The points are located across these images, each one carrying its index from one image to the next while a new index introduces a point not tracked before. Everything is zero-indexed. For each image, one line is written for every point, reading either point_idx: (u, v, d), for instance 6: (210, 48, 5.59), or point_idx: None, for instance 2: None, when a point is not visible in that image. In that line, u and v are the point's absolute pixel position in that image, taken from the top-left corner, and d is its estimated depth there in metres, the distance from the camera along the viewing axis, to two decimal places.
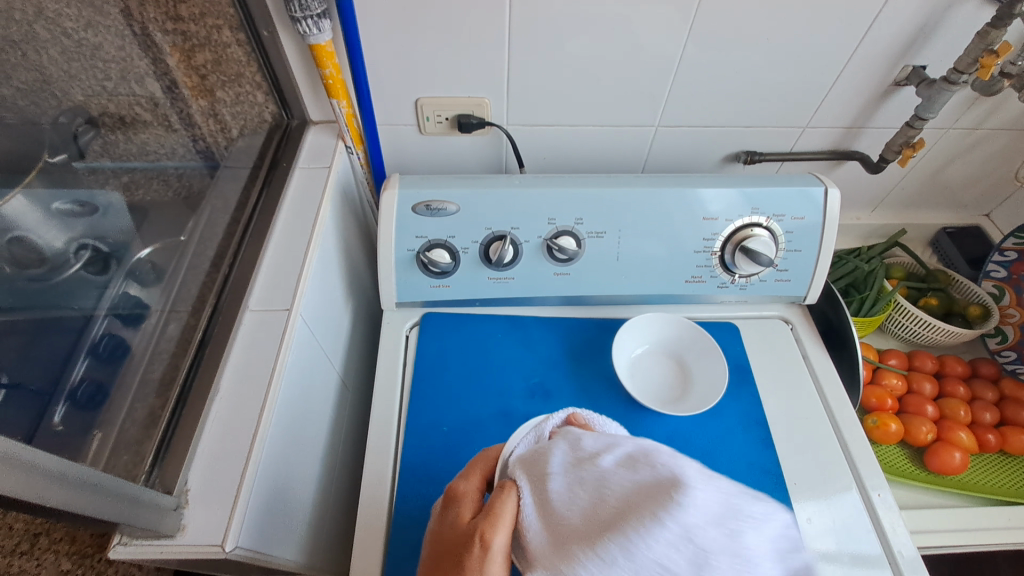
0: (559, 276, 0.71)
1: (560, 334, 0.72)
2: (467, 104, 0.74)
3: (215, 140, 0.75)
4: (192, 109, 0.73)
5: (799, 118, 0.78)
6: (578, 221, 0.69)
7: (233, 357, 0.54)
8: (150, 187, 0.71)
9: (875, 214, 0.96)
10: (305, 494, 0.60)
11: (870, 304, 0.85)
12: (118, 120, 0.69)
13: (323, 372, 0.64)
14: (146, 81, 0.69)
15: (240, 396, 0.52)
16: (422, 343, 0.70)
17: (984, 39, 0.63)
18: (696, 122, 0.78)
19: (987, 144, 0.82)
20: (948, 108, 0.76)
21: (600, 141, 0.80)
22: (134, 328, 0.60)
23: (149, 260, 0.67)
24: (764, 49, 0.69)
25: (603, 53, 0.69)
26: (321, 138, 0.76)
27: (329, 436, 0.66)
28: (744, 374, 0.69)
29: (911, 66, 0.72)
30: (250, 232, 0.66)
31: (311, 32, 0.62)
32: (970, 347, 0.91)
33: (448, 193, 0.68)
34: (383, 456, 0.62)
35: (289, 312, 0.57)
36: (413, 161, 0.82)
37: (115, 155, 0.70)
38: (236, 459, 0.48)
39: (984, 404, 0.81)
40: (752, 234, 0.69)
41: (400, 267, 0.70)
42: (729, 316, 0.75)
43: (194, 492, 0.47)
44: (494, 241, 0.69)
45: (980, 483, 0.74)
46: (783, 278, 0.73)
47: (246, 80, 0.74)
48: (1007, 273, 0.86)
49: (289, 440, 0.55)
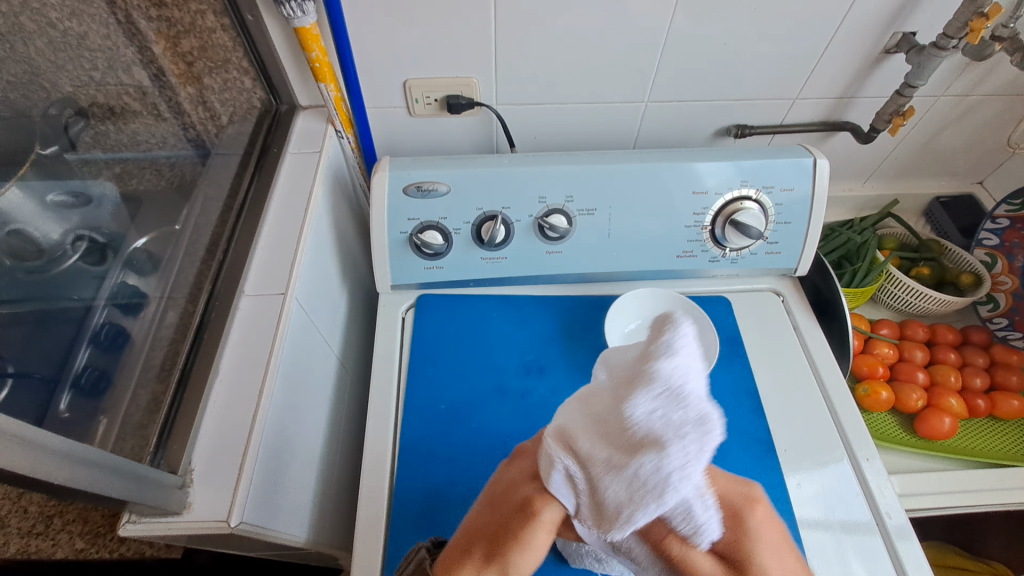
0: (551, 254, 0.71)
1: (554, 312, 0.72)
2: (456, 84, 0.74)
3: (205, 128, 0.75)
4: (180, 97, 0.72)
5: (790, 89, 0.78)
6: (568, 199, 0.69)
7: (231, 341, 0.55)
8: (142, 176, 0.72)
9: (866, 185, 0.95)
10: (308, 474, 0.61)
11: (861, 275, 0.86)
12: (107, 111, 0.69)
13: (321, 355, 0.65)
14: (132, 70, 0.68)
15: (240, 377, 0.53)
16: (417, 324, 0.71)
17: (974, 2, 0.61)
18: (684, 98, 0.78)
19: (982, 110, 0.81)
20: (939, 75, 0.75)
21: (590, 117, 0.80)
22: (133, 317, 0.61)
23: (145, 249, 0.68)
24: (753, 20, 0.69)
25: (591, 28, 0.69)
26: (311, 122, 0.76)
27: (331, 418, 0.68)
28: (735, 346, 0.70)
29: (902, 32, 0.71)
30: (243, 217, 0.66)
31: (295, 15, 0.61)
32: (962, 315, 0.92)
33: (437, 175, 0.67)
34: (383, 434, 0.63)
35: (284, 296, 0.58)
36: (403, 144, 0.82)
37: (107, 146, 0.69)
38: (238, 439, 0.50)
39: (974, 370, 0.82)
40: (742, 208, 0.70)
41: (393, 250, 0.70)
42: (721, 290, 0.76)
43: (198, 472, 0.48)
44: (485, 221, 0.69)
45: (969, 447, 0.75)
46: (774, 251, 0.73)
47: (234, 65, 0.73)
48: (1000, 241, 0.86)
49: (291, 421, 0.57)
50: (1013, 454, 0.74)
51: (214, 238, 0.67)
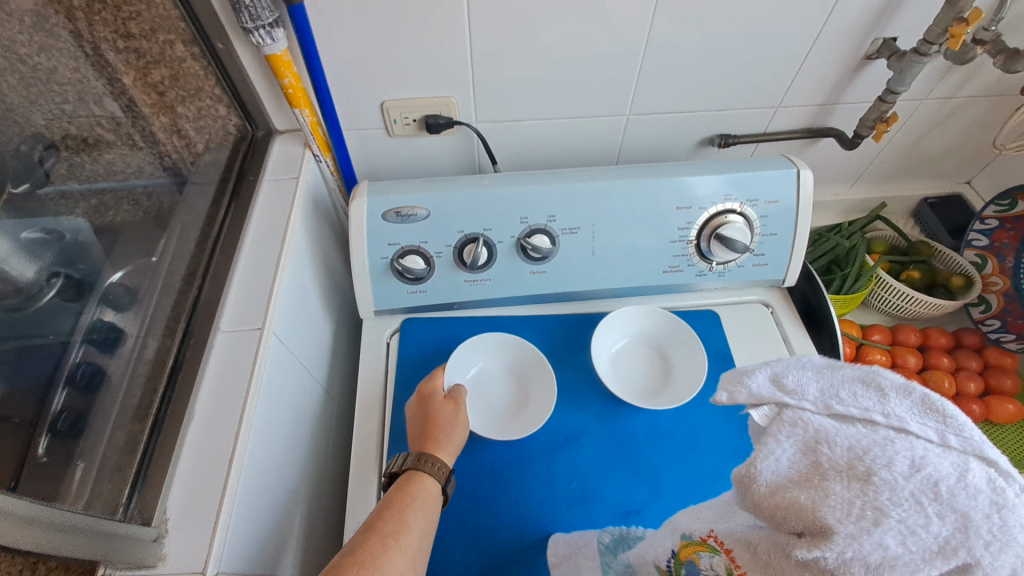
0: (535, 274, 0.70)
1: (540, 332, 0.71)
2: (434, 104, 0.73)
3: (180, 157, 0.74)
4: (154, 126, 0.71)
5: (773, 98, 0.77)
6: (550, 218, 0.68)
7: (207, 380, 0.54)
8: (120, 208, 0.69)
9: (854, 188, 0.95)
10: (292, 511, 0.60)
11: (851, 281, 0.85)
12: (81, 142, 0.66)
13: (303, 386, 0.64)
14: (104, 101, 0.67)
15: (217, 419, 0.52)
16: (402, 350, 0.70)
17: (953, 8, 0.61)
18: (666, 109, 0.77)
19: (967, 112, 0.80)
20: (921, 80, 0.74)
21: (572, 132, 0.79)
22: (110, 353, 0.59)
23: (122, 283, 0.65)
24: (732, 31, 0.68)
25: (568, 44, 0.68)
26: (287, 147, 0.74)
27: (315, 449, 0.67)
28: (724, 362, 0.69)
29: (881, 38, 0.70)
30: (219, 249, 0.65)
31: (265, 42, 0.60)
32: (954, 317, 0.91)
33: (416, 199, 0.66)
34: (368, 466, 0.62)
35: (262, 330, 0.57)
36: (384, 164, 0.81)
37: (82, 178, 0.66)
38: (214, 484, 0.48)
39: (967, 374, 0.82)
40: (727, 221, 0.69)
41: (375, 275, 0.69)
42: (709, 303, 0.75)
43: (174, 521, 0.47)
44: (467, 244, 0.68)
45: None
46: (760, 263, 0.72)
47: (206, 94, 0.72)
48: (989, 242, 0.86)
49: (271, 458, 0.56)
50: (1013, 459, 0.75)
51: (191, 268, 0.66)
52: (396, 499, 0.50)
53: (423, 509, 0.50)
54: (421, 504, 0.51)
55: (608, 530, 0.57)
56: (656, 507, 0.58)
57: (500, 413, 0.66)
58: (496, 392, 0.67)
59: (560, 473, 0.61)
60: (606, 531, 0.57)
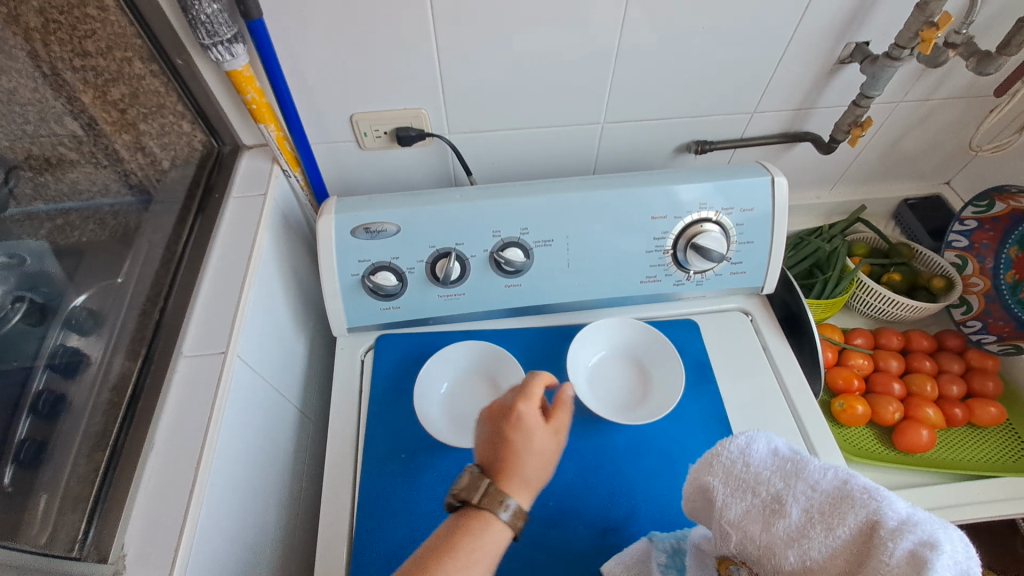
0: (510, 288, 0.69)
1: (517, 346, 0.70)
2: (404, 116, 0.72)
3: (146, 174, 0.72)
4: (116, 144, 0.69)
5: (747, 103, 0.76)
6: (524, 231, 0.67)
7: (168, 407, 0.52)
8: (86, 228, 0.66)
9: (834, 191, 0.94)
10: (262, 537, 0.58)
11: (832, 285, 0.84)
12: (44, 162, 0.63)
13: (273, 409, 0.63)
14: (64, 120, 0.64)
15: (178, 447, 0.50)
16: (376, 367, 0.69)
17: (923, 11, 0.60)
18: (640, 117, 0.77)
19: (942, 114, 0.80)
20: (895, 83, 0.74)
21: (547, 141, 0.78)
22: (73, 379, 0.57)
23: (85, 306, 0.62)
24: (704, 37, 0.67)
25: (537, 54, 0.67)
26: (255, 163, 0.73)
27: (289, 473, 0.65)
28: (703, 372, 0.68)
29: (854, 42, 0.70)
30: (183, 269, 0.63)
31: (224, 58, 0.59)
32: (937, 318, 0.91)
33: (385, 214, 0.65)
34: (342, 488, 0.61)
35: (225, 354, 0.55)
36: (357, 177, 0.80)
37: (47, 198, 0.63)
38: (173, 517, 0.47)
39: (950, 377, 0.81)
40: (703, 230, 0.68)
41: (346, 292, 0.68)
42: (687, 312, 0.74)
43: (131, 557, 0.46)
44: (439, 259, 0.66)
45: (948, 458, 0.75)
46: (738, 271, 0.72)
47: (168, 110, 0.71)
48: (969, 242, 0.85)
49: (237, 486, 0.55)
50: (992, 463, 0.74)
51: (156, 288, 0.64)
52: (431, 565, 0.41)
53: (486, 561, 0.42)
54: (488, 558, 0.42)
55: (586, 549, 0.57)
56: (634, 524, 0.58)
57: (478, 422, 0.65)
58: (469, 400, 0.66)
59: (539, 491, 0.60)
60: (584, 550, 0.56)
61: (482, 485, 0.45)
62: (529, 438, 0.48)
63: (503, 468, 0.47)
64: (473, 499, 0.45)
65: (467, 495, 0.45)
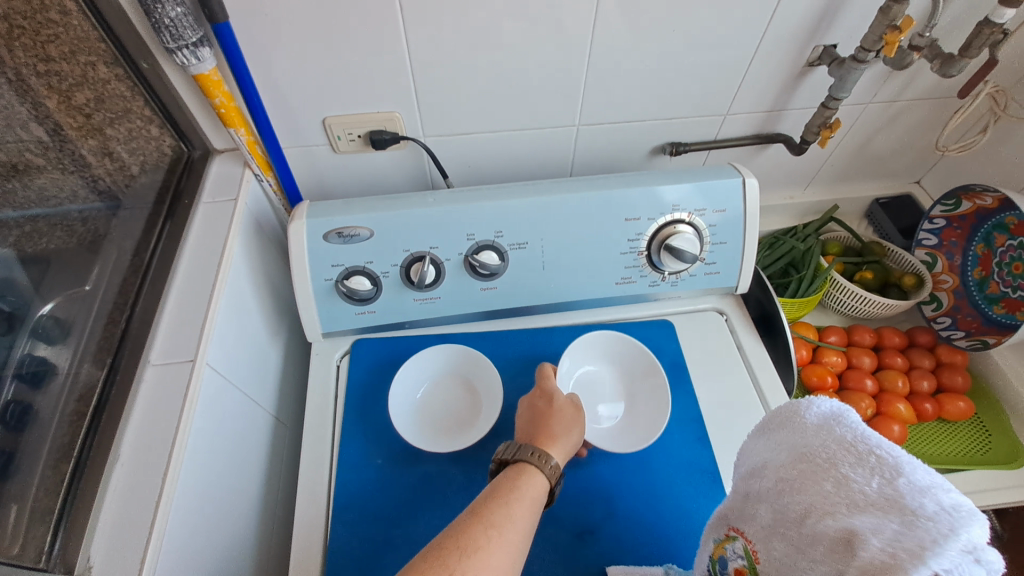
0: (486, 291, 0.69)
1: (494, 349, 0.70)
2: (377, 119, 0.71)
3: (114, 180, 0.70)
4: (82, 150, 0.66)
5: (720, 106, 0.77)
6: (498, 234, 0.67)
7: (135, 416, 0.52)
8: (54, 235, 0.63)
9: (808, 191, 0.95)
10: (235, 546, 0.58)
11: (807, 283, 0.86)
12: (11, 169, 0.58)
13: (246, 416, 0.62)
14: (30, 126, 0.60)
15: (144, 457, 0.50)
16: (351, 372, 0.68)
17: (886, 15, 0.61)
18: (615, 119, 0.77)
19: (910, 115, 0.81)
20: (863, 85, 0.75)
21: (523, 143, 0.78)
22: (40, 390, 0.55)
23: (52, 314, 0.59)
24: (674, 40, 0.68)
25: (510, 56, 0.67)
26: (227, 167, 0.72)
27: (264, 480, 0.65)
28: (679, 372, 0.68)
29: (822, 45, 0.71)
30: (152, 275, 0.62)
31: (191, 62, 0.58)
32: (909, 315, 0.92)
33: (358, 218, 0.64)
34: (317, 494, 0.60)
35: (194, 361, 0.54)
36: (331, 180, 0.79)
37: (15, 204, 0.59)
38: (140, 527, 0.47)
39: (921, 373, 0.83)
40: (676, 231, 0.68)
41: (320, 297, 0.67)
42: (663, 313, 0.74)
43: (97, 568, 0.45)
44: (414, 262, 0.66)
45: (919, 453, 0.77)
46: (712, 272, 0.72)
47: (136, 115, 0.70)
48: (938, 240, 0.87)
49: (208, 495, 0.54)
50: (966, 457, 0.76)
51: (121, 296, 0.63)
52: (483, 507, 0.46)
53: (531, 505, 0.47)
54: (528, 498, 0.48)
55: (561, 551, 0.57)
56: (609, 525, 0.58)
57: (452, 425, 0.65)
58: (445, 403, 0.67)
59: None
60: (559, 552, 0.57)
61: (514, 445, 0.53)
62: (533, 470, 0.50)
63: (539, 428, 0.55)
64: (508, 454, 0.52)
65: (503, 453, 0.53)
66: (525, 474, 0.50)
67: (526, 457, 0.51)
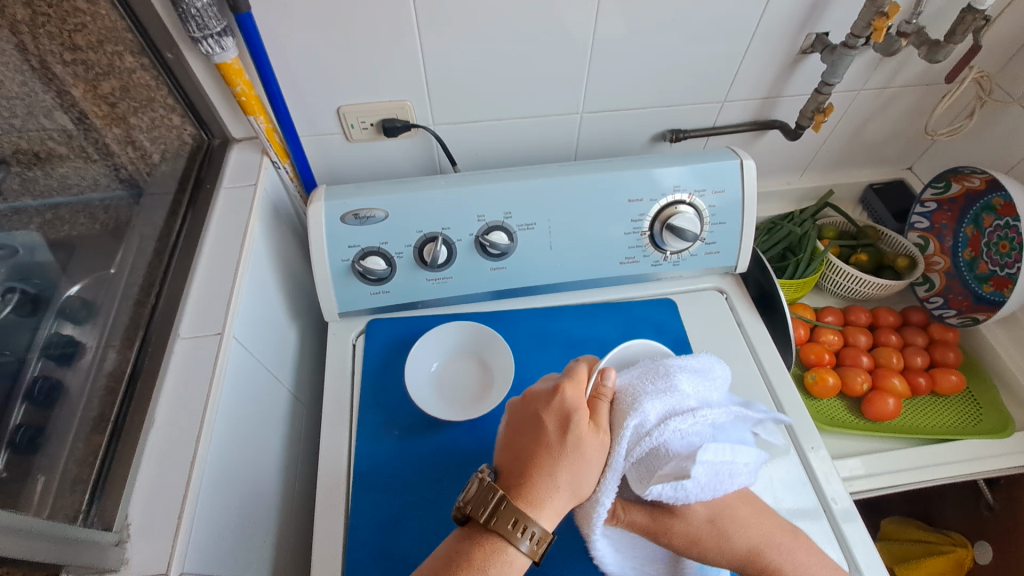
0: (496, 271, 0.72)
1: (505, 327, 0.73)
2: (390, 108, 0.74)
3: (136, 168, 0.72)
4: (107, 138, 0.70)
5: (718, 93, 0.80)
6: (507, 215, 0.70)
7: (167, 386, 0.54)
8: (77, 221, 0.65)
9: (804, 177, 0.98)
10: (260, 513, 0.60)
11: (804, 265, 0.88)
12: (33, 157, 0.62)
13: (267, 390, 0.65)
14: (54, 114, 0.64)
15: (177, 423, 0.52)
16: (367, 350, 0.71)
17: (874, 3, 0.64)
18: (618, 107, 0.80)
19: (900, 101, 0.85)
20: (855, 72, 0.78)
21: (529, 131, 0.81)
22: (69, 367, 0.57)
23: (79, 296, 0.61)
24: (674, 29, 0.71)
25: (516, 46, 0.70)
26: (245, 155, 0.75)
27: (285, 454, 0.67)
28: (682, 347, 0.71)
29: (815, 33, 0.74)
30: (178, 256, 0.65)
31: (214, 51, 0.61)
32: (903, 296, 0.96)
33: (374, 201, 0.67)
34: (337, 464, 0.63)
35: (221, 335, 0.57)
36: (344, 168, 0.82)
37: (37, 193, 0.62)
38: (175, 487, 0.49)
39: (915, 349, 0.85)
40: (677, 212, 0.71)
41: (337, 278, 0.70)
42: (666, 292, 0.77)
43: (135, 526, 0.48)
44: (426, 243, 0.69)
45: (914, 425, 0.79)
46: (712, 251, 0.75)
47: (159, 104, 0.72)
48: (930, 223, 0.91)
49: (235, 462, 0.57)
50: (958, 428, 0.78)
51: (149, 278, 0.65)
52: None
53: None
54: None
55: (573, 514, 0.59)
56: None
57: (470, 399, 0.68)
58: (460, 378, 0.69)
59: None
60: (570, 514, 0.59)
61: (493, 502, 0.43)
62: (509, 550, 0.43)
63: (534, 472, 0.46)
64: (480, 516, 0.43)
65: (474, 510, 0.43)
66: (496, 551, 0.43)
67: (503, 530, 0.42)
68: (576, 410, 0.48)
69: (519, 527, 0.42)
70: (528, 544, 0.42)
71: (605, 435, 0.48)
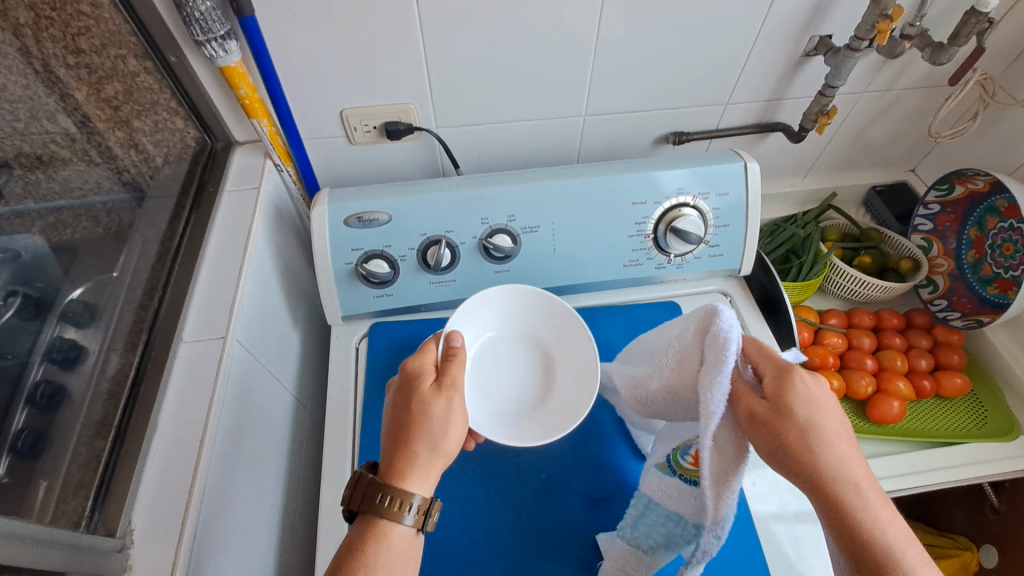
0: (499, 273, 0.72)
1: None
2: (393, 111, 0.74)
3: (139, 171, 0.73)
4: (110, 141, 0.70)
5: (721, 96, 0.80)
6: (511, 218, 0.69)
7: (171, 390, 0.54)
8: (79, 225, 0.65)
9: (807, 179, 0.98)
10: (263, 517, 0.60)
11: (807, 268, 0.88)
12: (36, 160, 0.63)
13: (270, 395, 0.64)
14: (57, 117, 0.65)
15: (180, 428, 0.52)
16: (370, 353, 0.70)
17: (878, 6, 0.64)
18: (620, 109, 0.80)
19: (904, 104, 0.85)
20: (858, 75, 0.78)
21: (531, 133, 0.81)
22: (71, 370, 0.57)
23: (81, 299, 0.61)
24: (677, 31, 0.71)
25: (519, 48, 0.70)
26: (248, 158, 0.75)
27: (288, 458, 0.67)
28: None
29: (818, 36, 0.74)
30: (181, 260, 0.65)
31: (218, 55, 0.61)
32: (906, 299, 0.95)
33: (378, 203, 0.67)
34: (340, 468, 0.63)
35: (225, 339, 0.57)
36: (347, 171, 0.82)
37: (39, 196, 0.62)
38: (179, 492, 0.49)
39: (919, 352, 0.85)
40: (681, 214, 0.71)
41: (340, 281, 0.70)
42: (669, 295, 0.77)
43: (139, 532, 0.47)
44: (430, 246, 0.69)
45: (918, 428, 0.79)
46: (716, 254, 0.75)
47: (162, 107, 0.72)
48: (933, 225, 0.90)
49: (238, 466, 0.56)
50: (962, 430, 0.78)
51: (152, 281, 0.65)
52: None
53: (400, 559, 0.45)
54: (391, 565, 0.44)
55: (577, 518, 0.59)
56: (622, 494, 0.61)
57: None
58: None
59: (531, 468, 0.61)
60: (575, 518, 0.59)
61: (367, 491, 0.46)
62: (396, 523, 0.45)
63: (400, 442, 0.49)
64: (365, 506, 0.46)
65: (357, 505, 0.46)
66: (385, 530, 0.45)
67: (378, 508, 0.45)
68: (419, 376, 0.52)
69: (395, 501, 0.46)
70: (412, 511, 0.46)
71: (453, 391, 0.52)
